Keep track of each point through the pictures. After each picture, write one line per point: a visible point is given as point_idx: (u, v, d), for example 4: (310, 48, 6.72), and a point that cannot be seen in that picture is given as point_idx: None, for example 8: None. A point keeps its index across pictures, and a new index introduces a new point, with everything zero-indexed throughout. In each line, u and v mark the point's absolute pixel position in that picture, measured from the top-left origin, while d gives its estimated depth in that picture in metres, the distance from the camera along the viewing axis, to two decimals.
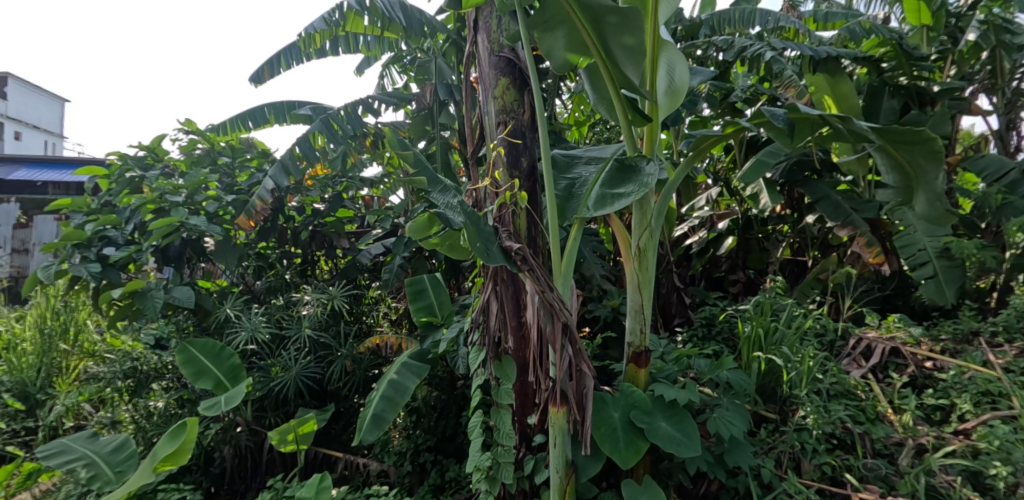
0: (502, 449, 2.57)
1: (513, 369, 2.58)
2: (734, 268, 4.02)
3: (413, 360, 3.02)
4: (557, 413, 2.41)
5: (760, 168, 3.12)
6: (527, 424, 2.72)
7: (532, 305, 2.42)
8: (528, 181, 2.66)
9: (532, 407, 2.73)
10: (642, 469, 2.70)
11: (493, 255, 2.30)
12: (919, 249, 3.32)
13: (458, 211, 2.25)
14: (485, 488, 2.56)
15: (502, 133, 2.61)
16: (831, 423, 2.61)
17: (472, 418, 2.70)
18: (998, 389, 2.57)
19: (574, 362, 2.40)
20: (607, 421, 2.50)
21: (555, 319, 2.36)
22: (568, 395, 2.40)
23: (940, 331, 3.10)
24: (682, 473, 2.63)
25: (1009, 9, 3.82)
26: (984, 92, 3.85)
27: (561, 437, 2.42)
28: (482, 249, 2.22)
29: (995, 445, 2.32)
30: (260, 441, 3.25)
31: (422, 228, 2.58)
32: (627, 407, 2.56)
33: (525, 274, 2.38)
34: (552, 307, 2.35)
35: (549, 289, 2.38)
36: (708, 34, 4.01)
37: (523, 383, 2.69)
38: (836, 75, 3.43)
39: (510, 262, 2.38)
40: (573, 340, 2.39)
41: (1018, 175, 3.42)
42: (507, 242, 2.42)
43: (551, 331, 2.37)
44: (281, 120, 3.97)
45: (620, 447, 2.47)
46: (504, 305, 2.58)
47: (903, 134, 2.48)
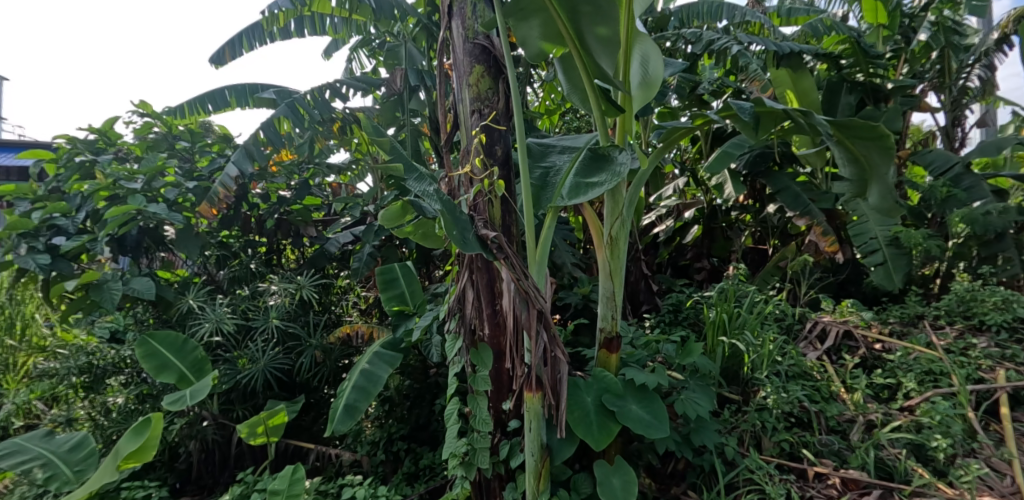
0: (478, 435, 2.63)
1: (490, 356, 2.62)
2: (699, 256, 4.11)
3: (385, 349, 3.00)
4: (532, 398, 2.46)
5: (725, 158, 3.22)
6: (503, 410, 2.76)
7: (507, 292, 2.47)
8: (503, 169, 2.67)
9: (507, 393, 2.74)
10: (614, 450, 2.78)
11: (470, 243, 2.32)
12: (871, 237, 3.51)
13: (435, 199, 2.23)
14: (461, 473, 2.61)
15: (479, 120, 2.61)
16: (789, 403, 2.78)
17: (448, 406, 2.74)
18: (940, 368, 2.79)
19: (549, 348, 2.47)
20: (581, 406, 2.57)
21: (531, 307, 2.43)
22: (543, 380, 2.47)
23: (888, 315, 3.31)
24: (652, 453, 2.77)
25: (959, 11, 4.01)
26: (934, 90, 4.09)
27: (536, 421, 2.48)
28: (458, 238, 2.24)
29: (937, 420, 2.54)
30: (228, 435, 3.17)
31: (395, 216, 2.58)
32: (600, 391, 2.64)
33: (500, 262, 2.42)
34: (528, 295, 2.41)
35: (524, 277, 2.44)
36: (677, 26, 4.06)
37: (498, 370, 2.71)
38: (799, 70, 3.55)
39: (486, 250, 2.42)
40: (548, 325, 2.46)
41: (961, 168, 3.63)
42: (483, 230, 2.45)
43: (528, 317, 2.44)
44: (243, 103, 3.76)
45: (594, 430, 2.54)
46: (480, 293, 2.60)
47: (860, 129, 2.60)
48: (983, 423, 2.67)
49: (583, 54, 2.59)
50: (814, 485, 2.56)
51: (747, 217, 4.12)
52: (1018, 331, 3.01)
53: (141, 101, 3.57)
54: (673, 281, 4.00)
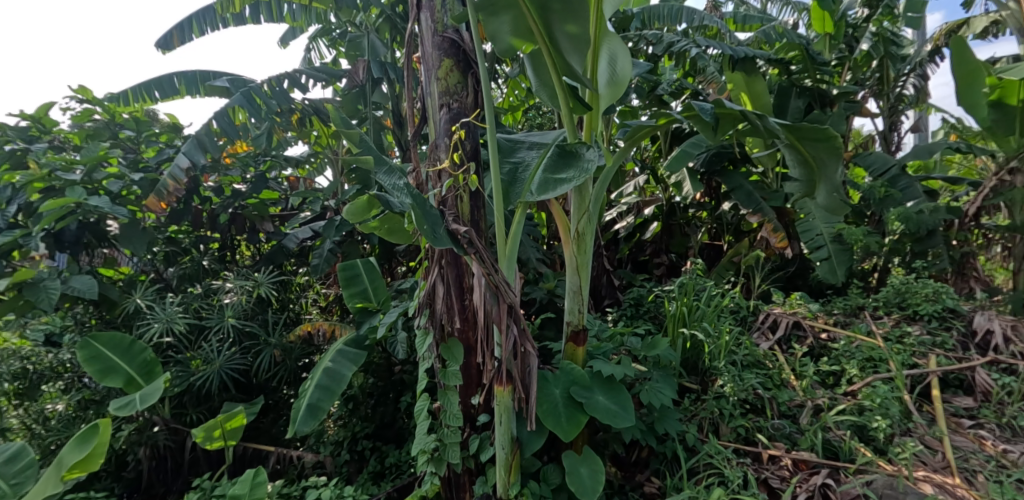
0: (447, 431, 2.59)
1: (460, 351, 2.60)
2: (658, 253, 4.26)
3: (349, 347, 2.90)
4: (502, 391, 2.47)
5: (684, 157, 3.36)
6: (471, 404, 2.76)
7: (477, 287, 2.44)
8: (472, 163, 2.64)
9: (475, 388, 2.76)
10: (581, 441, 2.84)
11: (440, 238, 2.28)
12: (817, 234, 3.76)
13: (405, 193, 2.18)
14: (431, 469, 2.59)
15: (447, 116, 2.56)
16: (744, 390, 2.93)
17: (417, 403, 2.69)
18: (879, 355, 3.02)
19: (519, 342, 2.47)
20: (549, 398, 2.61)
21: (501, 301, 2.42)
22: (513, 374, 2.48)
23: (833, 307, 3.58)
24: (617, 443, 2.85)
25: (896, 23, 4.31)
26: (873, 97, 4.43)
27: (506, 414, 2.49)
28: (429, 232, 2.19)
29: (877, 402, 2.75)
30: (182, 440, 3.04)
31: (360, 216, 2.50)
32: (567, 383, 2.69)
33: (470, 257, 2.41)
34: (498, 289, 2.40)
35: (494, 272, 2.43)
36: (639, 28, 4.13)
37: (467, 365, 2.72)
38: (752, 74, 3.72)
39: (456, 245, 2.39)
40: (518, 319, 2.46)
41: (898, 171, 3.98)
42: (453, 225, 2.42)
43: (498, 312, 2.42)
44: (193, 92, 3.62)
45: (562, 421, 2.58)
46: (449, 288, 2.58)
47: (811, 132, 2.73)
48: (916, 404, 2.91)
49: (553, 51, 2.61)
50: (769, 467, 2.71)
51: (703, 213, 4.29)
52: (945, 319, 3.30)
53: (80, 86, 3.33)
54: (634, 277, 4.16)
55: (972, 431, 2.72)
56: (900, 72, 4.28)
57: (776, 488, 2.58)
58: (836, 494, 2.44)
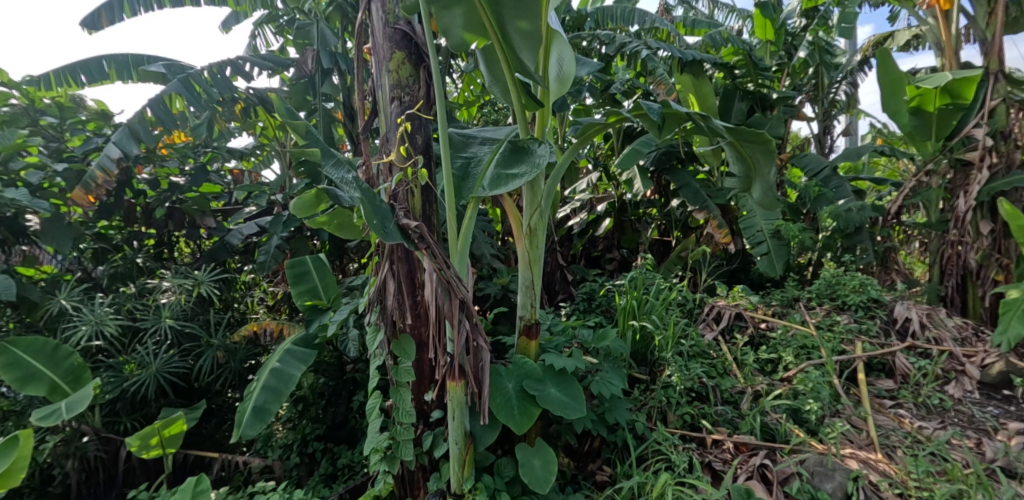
0: (401, 428, 2.51)
1: (412, 348, 2.51)
2: (610, 248, 4.47)
3: (297, 346, 2.79)
4: (455, 387, 2.43)
5: (634, 155, 3.43)
6: (424, 401, 2.67)
7: (428, 283, 2.38)
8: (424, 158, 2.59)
9: (428, 384, 2.67)
10: (535, 433, 2.86)
11: (391, 233, 2.18)
12: (757, 230, 3.95)
13: (354, 186, 2.07)
14: (384, 468, 2.52)
15: (400, 109, 2.46)
16: (690, 379, 3.05)
17: (368, 401, 2.59)
18: (812, 343, 3.23)
19: (471, 337, 2.42)
20: (502, 392, 2.61)
21: (453, 296, 2.36)
22: (465, 369, 2.43)
23: (771, 299, 3.78)
24: (570, 434, 2.89)
25: (830, 34, 4.62)
26: (809, 101, 4.68)
27: (459, 410, 2.44)
28: (379, 227, 2.10)
29: (809, 387, 2.94)
30: (115, 451, 2.84)
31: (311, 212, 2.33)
32: (520, 376, 2.68)
33: (422, 252, 2.33)
34: (450, 285, 2.34)
35: (445, 267, 2.37)
36: (593, 28, 4.23)
37: (420, 361, 2.63)
38: (699, 77, 3.93)
39: (407, 240, 2.32)
40: (470, 315, 2.41)
41: (829, 171, 4.27)
42: (404, 220, 2.35)
43: (449, 307, 2.36)
44: (124, 77, 3.37)
45: (515, 414, 2.59)
46: (400, 283, 2.49)
47: (748, 135, 2.78)
48: (844, 387, 3.13)
49: (506, 47, 2.52)
50: (712, 450, 2.83)
51: (652, 210, 4.46)
52: (870, 309, 3.57)
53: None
54: (587, 272, 4.28)
55: (892, 411, 2.96)
56: (833, 79, 4.51)
57: (719, 470, 2.70)
58: (772, 473, 2.59)
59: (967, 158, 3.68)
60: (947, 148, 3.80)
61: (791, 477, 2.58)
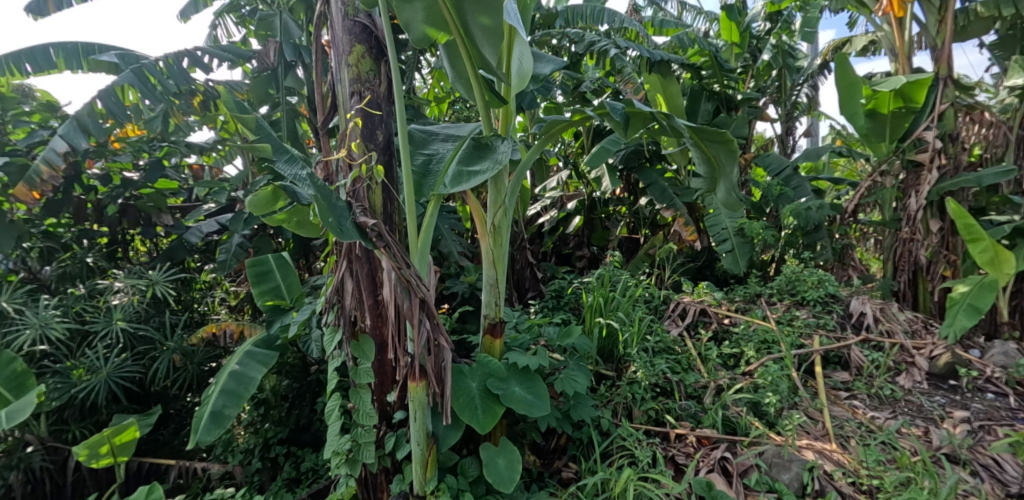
0: (362, 430, 2.45)
1: (372, 349, 2.46)
2: (580, 245, 4.47)
3: (258, 348, 2.68)
4: (416, 388, 2.33)
5: (603, 154, 3.45)
6: (386, 402, 2.59)
7: (387, 282, 2.30)
8: (385, 155, 2.45)
9: (390, 384, 2.59)
10: (499, 432, 2.83)
11: (347, 231, 2.09)
12: (722, 228, 4.04)
13: (307, 183, 1.99)
14: (345, 472, 2.43)
15: (356, 103, 2.36)
16: (655, 375, 3.08)
17: (328, 402, 2.53)
18: (772, 337, 3.32)
19: (432, 337, 2.33)
20: (466, 391, 2.52)
21: (413, 296, 2.25)
22: (427, 369, 2.34)
23: (734, 295, 3.86)
24: (536, 432, 2.87)
25: (792, 37, 4.77)
26: (773, 103, 4.78)
27: (421, 410, 2.36)
28: (335, 225, 2.02)
29: (768, 380, 3.02)
30: (63, 460, 2.72)
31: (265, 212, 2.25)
32: (484, 375, 2.59)
33: (380, 251, 2.21)
34: (409, 284, 2.24)
35: (405, 266, 2.26)
36: (563, 26, 4.24)
37: (381, 361, 2.54)
38: (667, 77, 3.96)
39: (364, 239, 2.18)
40: (431, 314, 2.32)
41: (791, 171, 4.38)
42: (361, 218, 2.20)
43: (410, 307, 2.27)
44: (73, 66, 3.22)
45: (479, 414, 2.51)
46: (359, 282, 2.40)
47: (710, 134, 2.74)
48: (802, 380, 3.22)
49: (468, 42, 2.45)
50: (676, 445, 2.87)
51: (622, 209, 4.50)
52: (827, 304, 3.69)
53: None
54: (557, 269, 4.30)
55: (847, 402, 3.06)
56: (795, 82, 4.65)
57: (682, 464, 2.74)
58: (732, 465, 2.64)
59: (918, 159, 3.82)
60: (900, 149, 3.95)
61: (750, 469, 2.64)
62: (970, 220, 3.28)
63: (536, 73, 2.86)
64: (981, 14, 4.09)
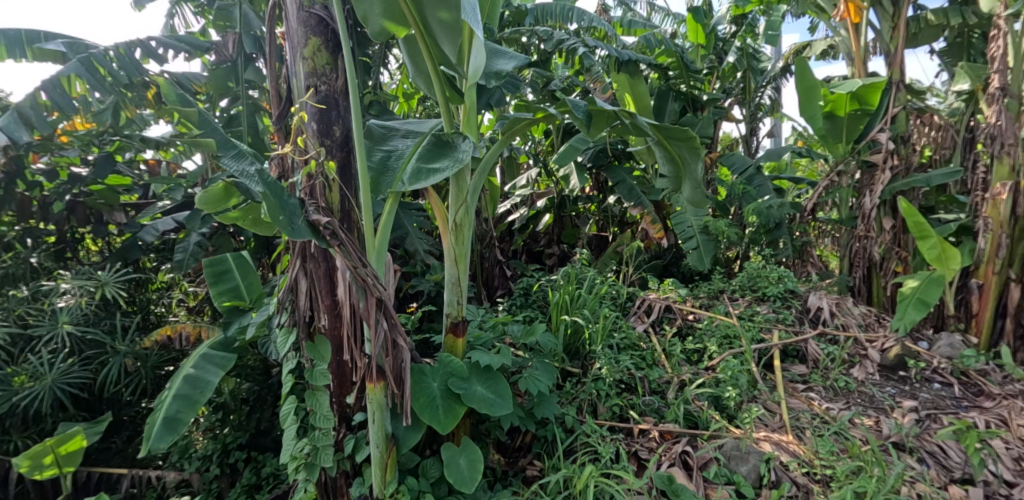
0: (319, 433, 2.35)
1: (327, 349, 2.34)
2: (551, 243, 4.52)
3: (215, 350, 2.57)
4: (374, 388, 2.29)
5: (572, 152, 3.44)
6: (346, 404, 2.48)
7: (342, 281, 2.21)
8: (342, 151, 2.33)
9: (350, 387, 2.46)
10: (462, 431, 2.79)
11: (299, 230, 2.01)
12: (687, 226, 4.11)
13: (255, 179, 1.92)
14: (303, 477, 2.36)
15: (305, 97, 2.23)
16: (619, 371, 3.09)
17: (283, 406, 2.43)
18: (733, 332, 3.38)
19: (389, 336, 2.28)
20: (426, 391, 2.47)
21: (369, 296, 2.20)
22: (385, 370, 2.29)
23: (699, 291, 3.92)
24: (500, 430, 2.85)
25: (756, 40, 4.88)
26: (738, 104, 4.89)
27: (380, 411, 2.32)
28: (286, 224, 1.93)
29: (728, 374, 3.07)
30: (3, 472, 2.55)
31: (230, 220, 2.19)
32: (445, 375, 2.55)
33: (335, 250, 2.14)
34: (365, 284, 2.18)
35: (361, 265, 2.19)
36: (533, 24, 4.21)
37: (340, 362, 2.42)
38: (635, 77, 4.02)
39: (317, 237, 2.11)
40: (388, 314, 2.27)
41: (754, 170, 4.47)
42: (314, 215, 2.12)
43: (366, 306, 2.22)
44: (14, 54, 3.00)
45: (439, 413, 2.46)
46: (313, 282, 2.31)
47: (674, 132, 2.76)
48: (761, 373, 3.30)
49: (428, 38, 2.42)
50: (639, 440, 2.89)
51: (591, 206, 4.53)
52: (787, 299, 3.78)
53: None
54: (525, 267, 4.30)
55: (804, 394, 3.14)
56: (760, 84, 4.73)
57: (644, 459, 2.76)
58: (693, 459, 2.67)
59: (873, 160, 3.95)
60: (856, 150, 4.07)
61: (709, 462, 2.67)
62: (920, 218, 3.43)
63: (497, 71, 2.81)
64: (930, 22, 4.27)
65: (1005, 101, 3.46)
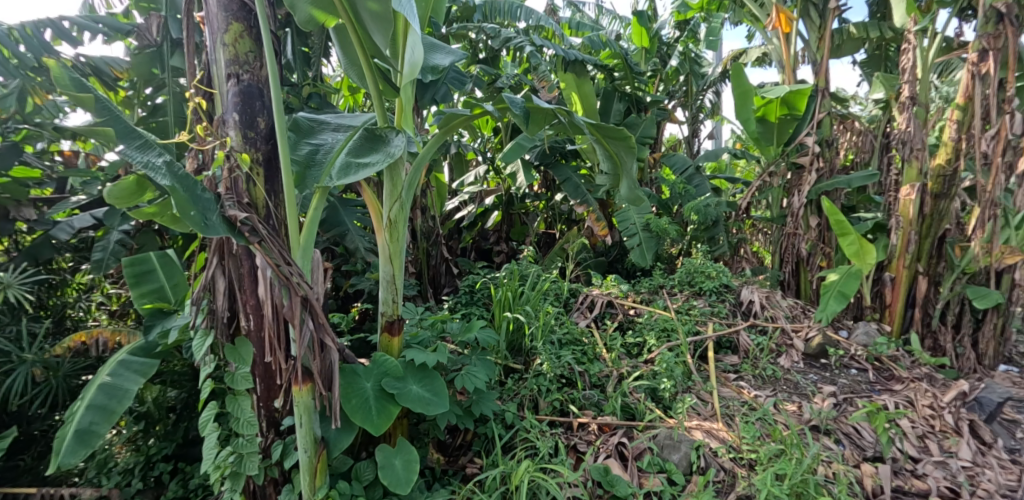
0: (244, 440, 2.26)
1: (250, 351, 2.24)
2: (499, 240, 4.55)
3: (135, 357, 2.37)
4: (300, 391, 2.18)
5: (518, 150, 3.38)
6: (274, 408, 2.38)
7: (263, 279, 2.09)
8: (266, 144, 2.19)
9: (278, 390, 2.37)
10: (398, 432, 2.72)
11: (214, 226, 1.93)
12: (631, 224, 4.22)
13: (162, 173, 1.82)
14: (227, 487, 2.25)
15: (231, 87, 2.10)
16: (560, 366, 3.11)
17: (203, 412, 2.31)
18: (671, 326, 3.49)
19: (316, 336, 2.18)
20: (359, 392, 2.38)
21: (292, 295, 2.08)
22: (312, 371, 2.19)
23: (640, 287, 4.02)
24: (438, 430, 2.80)
25: (698, 45, 5.10)
26: (681, 106, 5.09)
27: (308, 415, 2.21)
28: (198, 219, 1.86)
29: (664, 367, 3.16)
30: None
31: (145, 216, 2.00)
32: (379, 375, 2.48)
33: (255, 247, 2.03)
34: (289, 282, 2.07)
35: (284, 262, 2.09)
36: (481, 20, 4.18)
37: (267, 364, 2.32)
38: (581, 77, 4.08)
39: (235, 234, 2.02)
40: (315, 312, 2.16)
41: (693, 170, 4.65)
42: (231, 210, 2.02)
43: (290, 306, 2.09)
44: None
45: (373, 416, 2.36)
46: (233, 281, 2.20)
47: (608, 130, 2.74)
48: (696, 365, 3.41)
49: (359, 28, 2.32)
50: (578, 433, 2.92)
51: (540, 204, 4.57)
52: (722, 293, 3.94)
53: None
54: (472, 265, 4.29)
55: (735, 383, 3.27)
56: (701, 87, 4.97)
57: (582, 452, 2.78)
58: (628, 450, 2.72)
59: (801, 162, 4.18)
60: (785, 153, 4.29)
61: (643, 452, 2.73)
62: (841, 216, 3.65)
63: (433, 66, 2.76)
64: (853, 35, 4.56)
65: (913, 109, 3.74)
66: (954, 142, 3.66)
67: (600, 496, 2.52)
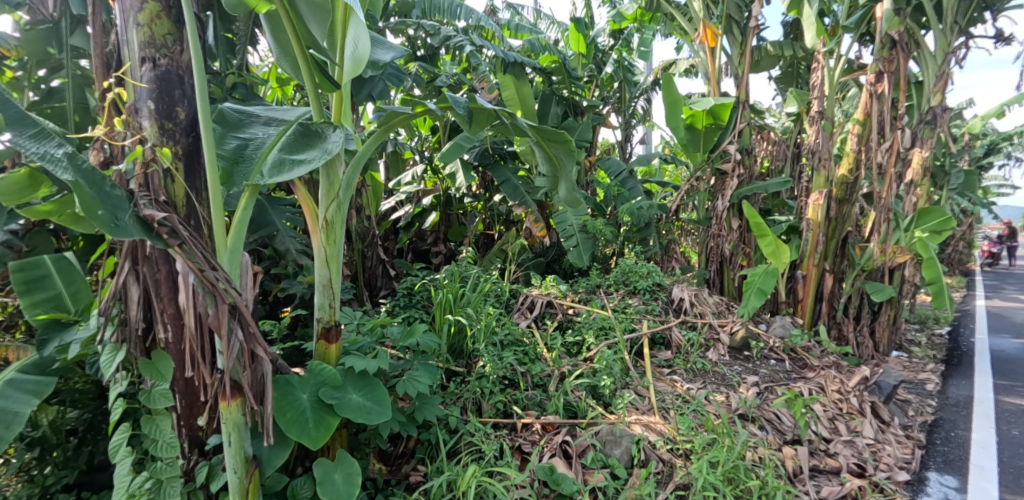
0: (163, 465, 2.04)
1: (169, 366, 2.02)
2: (437, 241, 4.41)
3: (24, 375, 2.09)
4: (228, 408, 2.00)
5: (456, 150, 3.20)
6: (198, 427, 2.17)
7: (184, 286, 1.89)
8: (187, 137, 1.99)
9: (202, 407, 2.16)
10: (337, 444, 2.58)
11: (126, 226, 1.71)
12: (568, 225, 4.31)
13: (64, 167, 1.61)
14: None
15: (146, 71, 1.89)
16: (502, 368, 3.10)
17: (113, 436, 2.06)
18: (609, 324, 3.61)
19: (245, 346, 2.01)
20: (295, 404, 2.23)
21: (219, 302, 1.90)
22: (241, 385, 2.01)
23: (578, 286, 4.12)
24: (379, 439, 2.69)
25: (631, 55, 5.35)
26: (614, 111, 5.26)
27: (237, 432, 2.04)
28: (106, 219, 1.65)
29: (603, 364, 3.26)
30: None
31: (39, 215, 1.80)
32: (316, 385, 2.32)
33: (175, 251, 1.84)
34: (215, 288, 1.89)
35: (209, 267, 1.90)
36: (420, 17, 4.11)
37: (188, 380, 2.11)
38: (520, 79, 4.09)
39: (150, 236, 1.80)
40: (244, 321, 1.99)
41: (627, 174, 4.85)
42: (146, 209, 1.81)
43: (216, 315, 1.92)
44: None
45: (310, 428, 2.22)
46: (149, 289, 1.98)
47: (549, 133, 2.71)
48: (633, 360, 3.55)
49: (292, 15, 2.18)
50: (522, 434, 2.92)
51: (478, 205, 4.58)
52: (655, 291, 4.13)
53: None
54: (410, 266, 4.20)
55: (669, 377, 3.44)
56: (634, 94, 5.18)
57: (527, 452, 2.78)
58: (572, 447, 2.76)
59: (723, 168, 4.48)
60: (710, 159, 4.56)
61: (587, 449, 2.79)
62: (759, 219, 3.96)
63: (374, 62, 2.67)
64: (769, 52, 4.95)
65: (821, 123, 4.13)
66: (855, 153, 4.08)
67: (547, 495, 2.54)
